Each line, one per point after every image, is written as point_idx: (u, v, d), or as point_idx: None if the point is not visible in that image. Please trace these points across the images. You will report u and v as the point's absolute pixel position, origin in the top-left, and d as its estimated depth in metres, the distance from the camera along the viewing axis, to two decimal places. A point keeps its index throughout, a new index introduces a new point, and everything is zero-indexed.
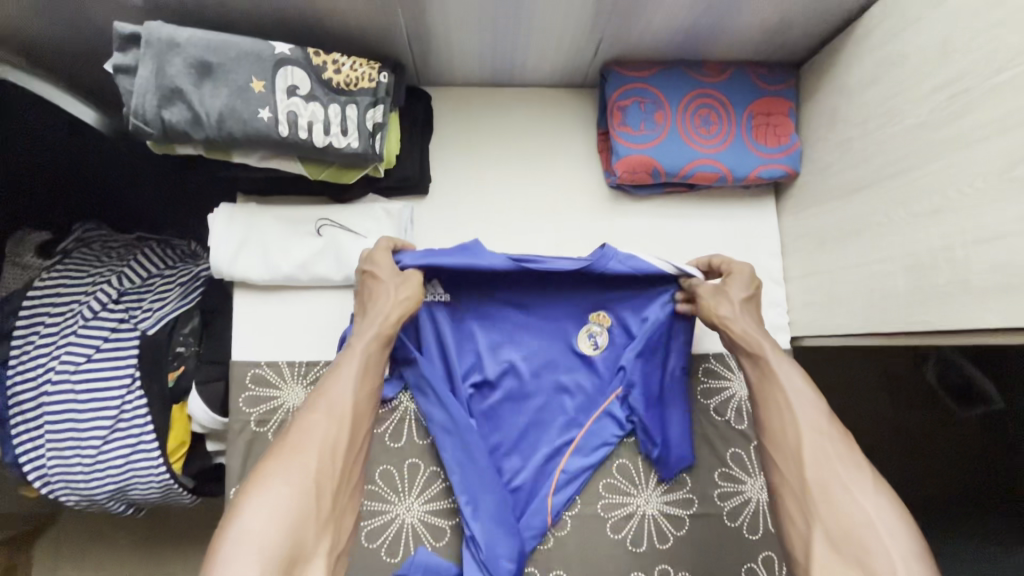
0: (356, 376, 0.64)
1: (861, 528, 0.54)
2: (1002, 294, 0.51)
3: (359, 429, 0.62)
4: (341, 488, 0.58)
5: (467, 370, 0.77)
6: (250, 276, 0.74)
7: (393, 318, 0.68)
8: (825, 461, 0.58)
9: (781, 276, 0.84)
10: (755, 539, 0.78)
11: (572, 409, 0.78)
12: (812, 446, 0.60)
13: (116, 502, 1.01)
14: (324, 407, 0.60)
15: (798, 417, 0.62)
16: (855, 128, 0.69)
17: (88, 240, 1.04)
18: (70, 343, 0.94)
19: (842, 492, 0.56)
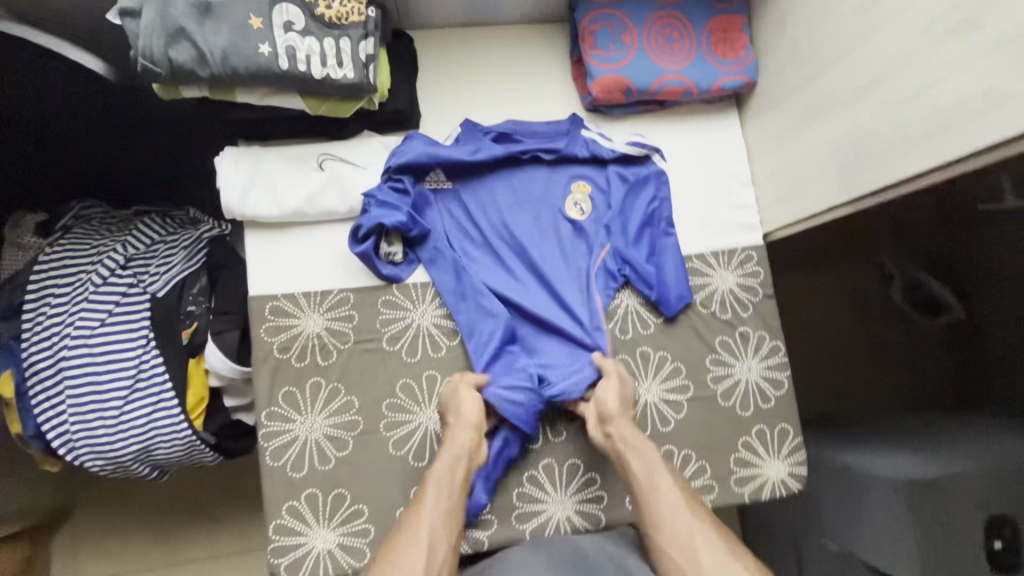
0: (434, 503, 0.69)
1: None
2: (935, 137, 0.60)
3: (443, 553, 0.66)
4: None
5: (469, 246, 0.86)
6: (260, 213, 0.79)
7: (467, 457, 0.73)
8: (717, 552, 0.66)
9: (750, 180, 0.92)
10: (748, 415, 0.86)
11: (569, 270, 0.86)
12: (702, 538, 0.67)
13: (141, 466, 1.05)
14: (412, 544, 0.65)
15: (684, 514, 0.69)
16: (802, 27, 0.77)
17: (88, 217, 1.07)
18: (82, 310, 0.97)
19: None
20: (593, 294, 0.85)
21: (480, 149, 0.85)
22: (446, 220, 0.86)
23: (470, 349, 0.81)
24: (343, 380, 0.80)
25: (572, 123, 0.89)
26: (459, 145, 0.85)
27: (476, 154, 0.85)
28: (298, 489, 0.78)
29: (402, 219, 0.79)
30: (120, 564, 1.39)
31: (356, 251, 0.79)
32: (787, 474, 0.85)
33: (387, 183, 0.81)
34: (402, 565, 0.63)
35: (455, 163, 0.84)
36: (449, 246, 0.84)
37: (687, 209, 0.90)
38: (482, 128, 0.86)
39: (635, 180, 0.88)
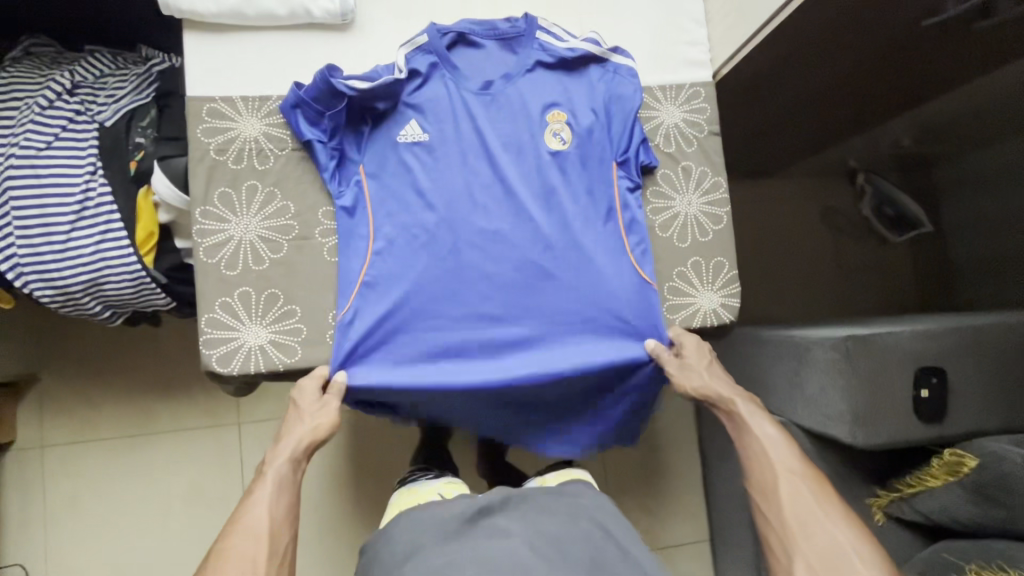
0: (270, 496, 0.66)
1: (841, 559, 0.61)
2: None
3: (283, 543, 0.63)
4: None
5: (436, 190, 0.82)
6: (198, 7, 0.78)
7: (304, 441, 0.72)
8: (816, 502, 0.66)
9: (703, 18, 0.91)
10: (684, 247, 0.87)
11: (549, 211, 0.83)
12: (788, 487, 0.67)
13: (92, 301, 1.05)
14: (241, 530, 0.62)
15: (775, 460, 0.70)
16: None
17: (39, 52, 1.05)
18: (27, 130, 0.95)
19: (818, 531, 0.64)
20: (575, 235, 0.83)
21: (440, 65, 0.83)
22: (408, 155, 0.82)
23: (435, 294, 0.80)
24: (281, 187, 0.80)
25: (523, 19, 0.85)
26: (420, 55, 0.82)
27: (436, 75, 0.83)
28: (231, 286, 0.78)
29: (330, 156, 0.80)
30: (84, 429, 1.47)
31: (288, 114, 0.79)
32: (718, 304, 0.87)
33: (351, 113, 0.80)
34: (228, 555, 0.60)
35: (416, 86, 0.83)
36: (408, 185, 0.82)
37: (635, 45, 0.89)
38: (441, 30, 0.82)
39: (602, 82, 0.85)
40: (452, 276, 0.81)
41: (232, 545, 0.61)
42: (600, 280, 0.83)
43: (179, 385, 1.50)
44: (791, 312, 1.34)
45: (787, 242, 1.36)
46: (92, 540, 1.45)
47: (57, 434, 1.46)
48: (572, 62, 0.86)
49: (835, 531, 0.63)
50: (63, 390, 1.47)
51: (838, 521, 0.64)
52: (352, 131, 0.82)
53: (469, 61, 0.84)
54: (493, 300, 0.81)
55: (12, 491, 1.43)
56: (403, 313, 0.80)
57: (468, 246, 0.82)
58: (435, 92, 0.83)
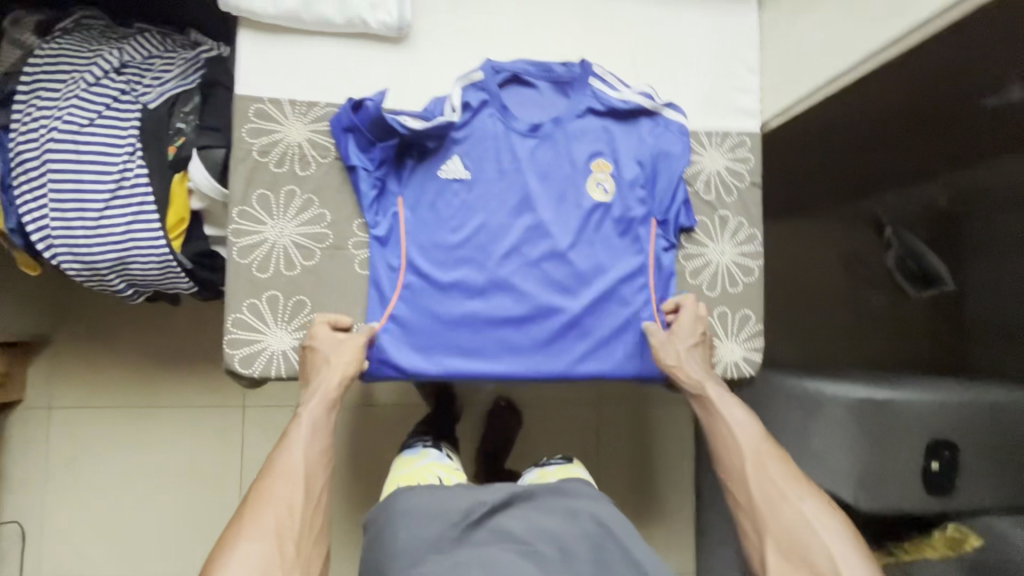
0: (306, 440, 0.70)
1: (802, 531, 0.64)
2: None
3: (318, 486, 0.68)
4: (307, 536, 0.64)
5: (472, 228, 0.82)
6: (258, 11, 0.78)
7: (335, 384, 0.74)
8: (778, 475, 0.69)
9: (757, 67, 0.90)
10: (713, 295, 0.87)
11: (582, 258, 0.84)
12: (753, 464, 0.71)
13: (116, 278, 1.06)
14: (280, 475, 0.67)
15: (742, 437, 0.73)
16: None
17: (88, 26, 1.05)
18: (73, 105, 0.96)
19: (784, 505, 0.67)
20: (604, 287, 0.84)
21: (490, 103, 0.83)
22: (448, 191, 0.82)
23: (462, 333, 0.82)
24: (319, 196, 0.80)
25: (578, 63, 0.85)
26: (473, 91, 0.82)
27: (485, 112, 0.83)
28: (260, 289, 0.79)
29: (372, 186, 0.80)
30: (92, 395, 1.49)
31: (340, 136, 0.79)
32: (740, 357, 0.86)
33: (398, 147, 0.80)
34: (269, 495, 0.65)
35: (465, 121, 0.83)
36: (445, 222, 0.82)
37: (686, 86, 0.88)
38: (495, 68, 0.83)
39: (652, 135, 0.85)
40: (478, 315, 0.82)
41: (273, 486, 0.65)
42: (624, 334, 0.84)
43: (187, 361, 1.52)
44: (809, 352, 1.32)
45: (807, 289, 1.35)
46: (88, 505, 1.47)
47: (65, 397, 1.48)
48: (624, 114, 0.86)
49: (803, 509, 0.66)
50: (72, 354, 1.48)
51: (798, 495, 0.67)
52: (395, 165, 0.82)
53: (520, 101, 0.85)
54: (516, 342, 0.83)
55: (15, 448, 1.45)
56: (430, 349, 0.81)
57: (498, 286, 0.83)
58: (483, 130, 0.83)
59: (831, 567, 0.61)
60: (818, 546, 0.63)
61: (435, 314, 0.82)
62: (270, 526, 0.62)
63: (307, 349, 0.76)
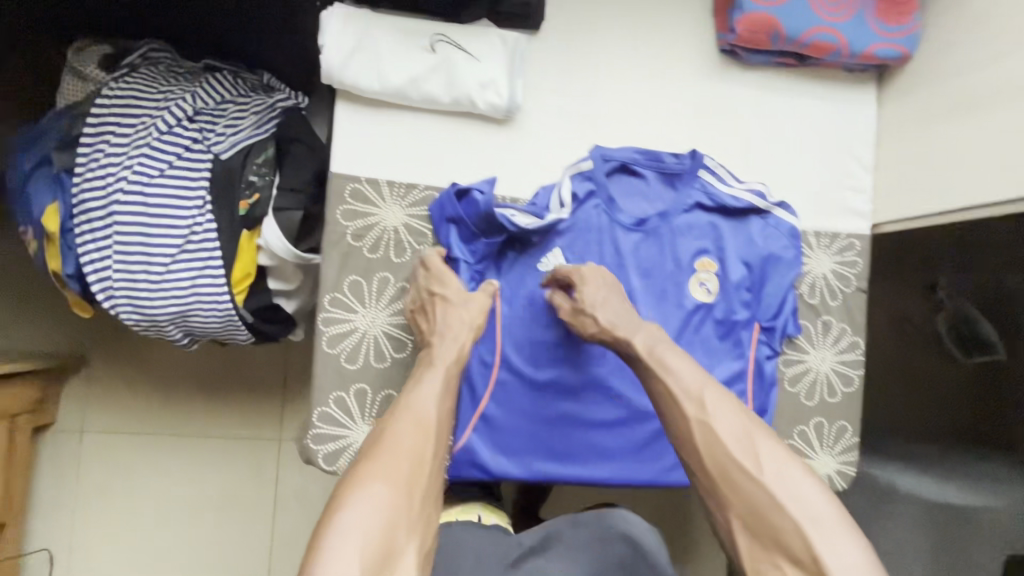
0: (437, 391, 0.66)
1: (769, 511, 0.57)
2: None
3: (443, 439, 0.64)
4: (429, 493, 0.60)
5: (569, 324, 0.79)
6: (360, 84, 0.72)
7: (466, 340, 0.70)
8: (730, 441, 0.60)
9: (871, 165, 0.86)
10: (810, 405, 0.83)
11: None
12: (703, 435, 0.61)
13: (174, 330, 1.01)
14: (409, 419, 0.63)
15: (688, 404, 0.63)
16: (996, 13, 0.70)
17: (156, 61, 0.99)
18: (143, 155, 0.90)
19: (751, 484, 0.58)
20: None
21: (596, 194, 0.79)
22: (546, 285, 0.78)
23: (551, 432, 0.78)
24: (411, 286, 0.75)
25: (688, 154, 0.81)
26: (580, 181, 0.78)
27: (589, 202, 0.79)
28: (348, 382, 0.75)
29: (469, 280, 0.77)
30: (123, 420, 1.44)
31: (440, 226, 0.76)
32: (834, 470, 0.83)
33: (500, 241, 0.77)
34: (396, 439, 0.61)
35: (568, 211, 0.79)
36: (541, 316, 0.78)
37: (798, 183, 0.84)
38: (605, 155, 0.78)
39: (762, 235, 0.81)
40: (569, 413, 0.79)
41: (403, 431, 0.61)
42: None
43: (223, 389, 1.48)
44: (886, 418, 1.21)
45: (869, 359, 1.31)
46: (115, 531, 1.43)
47: (97, 420, 1.44)
48: (733, 210, 0.81)
49: (779, 493, 0.57)
50: (102, 376, 1.44)
51: (759, 467, 0.59)
52: (494, 257, 0.78)
53: (626, 191, 0.80)
54: (605, 444, 0.79)
55: (44, 471, 1.41)
56: (520, 450, 0.78)
57: (591, 385, 0.79)
58: (586, 221, 0.79)
59: (808, 552, 0.54)
60: (795, 528, 0.55)
61: (525, 411, 0.78)
62: (398, 474, 0.59)
63: (434, 294, 0.71)
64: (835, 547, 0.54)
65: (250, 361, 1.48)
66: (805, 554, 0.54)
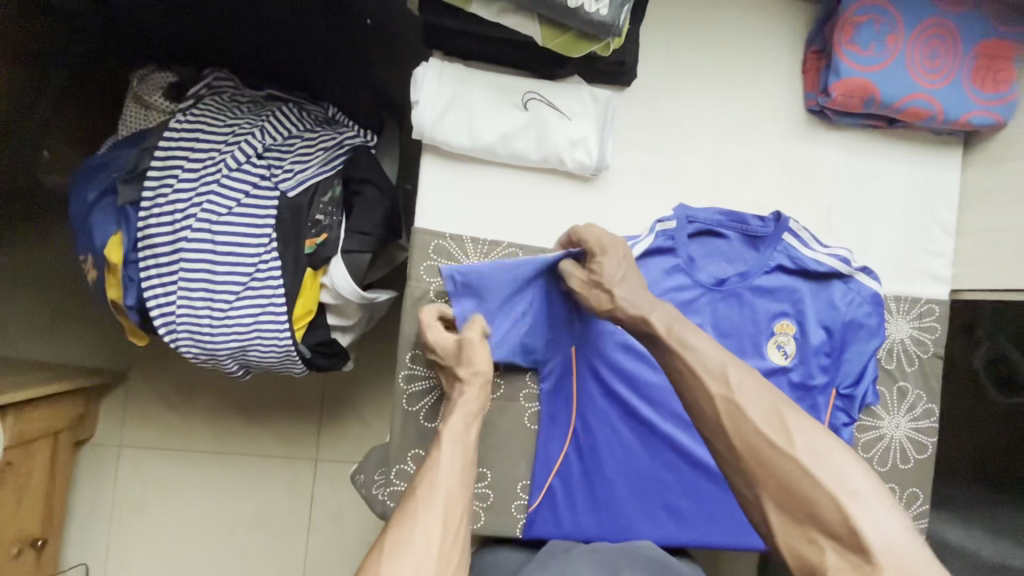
0: (446, 459, 0.65)
1: (802, 484, 0.52)
2: None
3: (458, 509, 0.62)
4: (445, 568, 0.57)
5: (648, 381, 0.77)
6: (451, 141, 0.71)
7: (472, 400, 0.70)
8: (756, 416, 0.56)
9: (954, 229, 0.85)
10: (882, 471, 0.83)
11: None
12: (728, 412, 0.57)
13: (232, 362, 1.00)
14: (420, 497, 0.61)
15: (708, 379, 0.59)
16: None
17: (220, 90, 0.97)
18: (211, 193, 0.89)
19: (778, 455, 0.54)
20: None
21: (678, 253, 0.77)
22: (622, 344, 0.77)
23: (625, 493, 0.77)
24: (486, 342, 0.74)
25: (772, 215, 0.80)
26: (665, 238, 0.76)
27: (671, 262, 0.78)
28: (426, 439, 0.75)
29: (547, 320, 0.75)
30: (161, 436, 1.42)
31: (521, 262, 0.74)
32: None
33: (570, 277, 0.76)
34: (409, 518, 0.59)
35: (648, 267, 0.77)
36: (618, 372, 0.77)
37: (879, 246, 0.83)
38: (690, 216, 0.77)
39: (844, 301, 0.80)
40: (642, 473, 0.77)
41: (412, 511, 0.60)
42: None
43: (260, 408, 1.44)
44: None
45: None
46: (149, 550, 1.41)
47: (134, 436, 1.41)
48: (814, 274, 0.80)
49: (808, 467, 0.52)
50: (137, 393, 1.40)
51: (789, 441, 0.54)
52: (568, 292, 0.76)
53: (709, 252, 0.79)
54: (678, 505, 0.78)
55: (82, 486, 1.40)
56: (592, 509, 0.76)
57: (666, 445, 0.78)
58: (664, 276, 0.78)
59: (846, 525, 0.49)
60: (831, 499, 0.51)
61: (598, 470, 0.76)
62: (409, 555, 0.56)
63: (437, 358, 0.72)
64: (878, 521, 0.49)
65: (289, 380, 1.45)
66: (843, 528, 0.49)
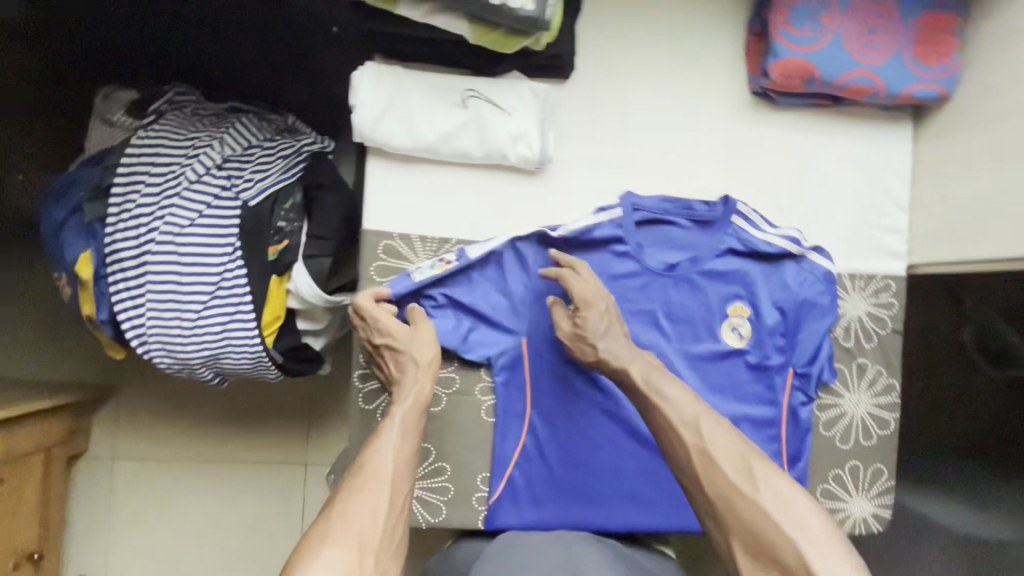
0: (394, 442, 0.66)
1: (768, 531, 0.56)
2: None
3: (402, 492, 0.64)
4: (386, 550, 0.59)
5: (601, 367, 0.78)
6: (392, 142, 0.72)
7: (424, 385, 0.70)
8: (727, 467, 0.59)
9: (907, 204, 0.85)
10: (845, 449, 0.83)
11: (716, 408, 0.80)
12: (701, 462, 0.61)
13: (206, 370, 1.02)
14: (367, 478, 0.62)
15: (683, 430, 0.63)
16: None
17: (182, 105, 0.99)
18: (173, 206, 0.91)
19: (745, 505, 0.58)
20: None
21: (627, 241, 0.78)
22: None
23: (585, 480, 0.78)
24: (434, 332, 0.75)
25: (721, 199, 0.80)
26: (611, 226, 0.77)
27: (620, 250, 0.78)
28: None
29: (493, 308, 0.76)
30: (155, 449, 1.44)
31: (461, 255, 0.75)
32: (871, 514, 0.83)
33: (517, 266, 0.77)
34: (353, 499, 0.61)
35: (597, 256, 0.78)
36: (571, 360, 0.78)
37: (832, 224, 0.83)
38: (635, 204, 0.78)
39: (796, 281, 0.80)
40: (601, 459, 0.78)
41: (358, 491, 0.61)
42: None
43: (249, 416, 1.46)
44: None
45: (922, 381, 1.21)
46: (148, 559, 1.43)
47: (128, 448, 1.44)
48: (766, 255, 0.80)
49: (772, 515, 0.56)
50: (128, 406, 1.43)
51: (755, 489, 0.58)
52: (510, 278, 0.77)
53: (659, 238, 0.80)
54: (638, 490, 0.79)
55: (80, 499, 1.43)
56: (553, 497, 0.78)
57: (623, 430, 0.78)
58: (611, 261, 0.78)
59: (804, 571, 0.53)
60: (791, 548, 0.54)
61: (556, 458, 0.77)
62: (351, 534, 0.58)
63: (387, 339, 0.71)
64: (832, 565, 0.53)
65: (276, 387, 1.47)
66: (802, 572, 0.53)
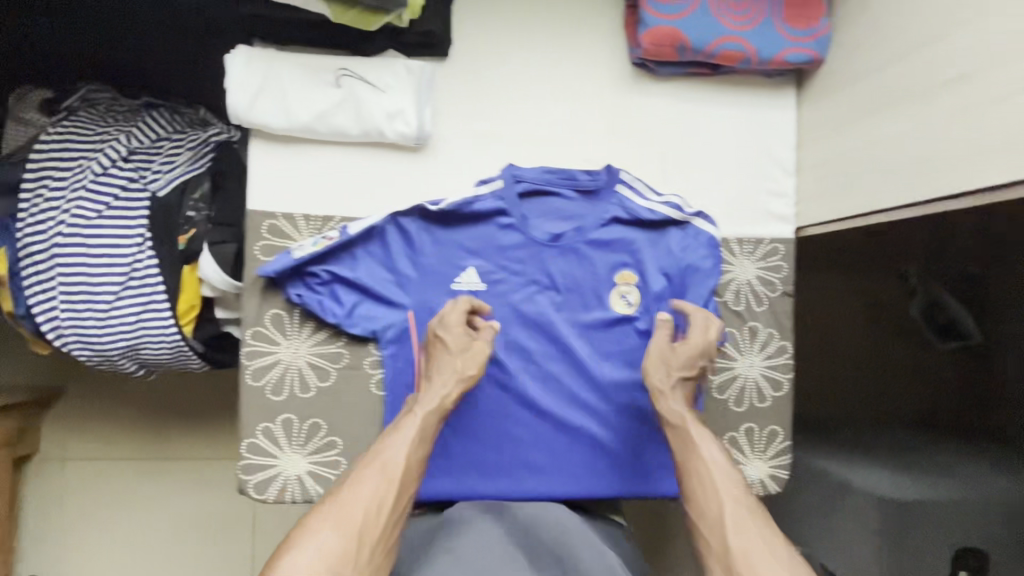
0: (411, 440, 0.67)
1: None
2: (991, 150, 0.59)
3: (410, 489, 0.65)
4: (381, 544, 0.61)
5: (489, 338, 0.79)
6: (267, 122, 0.74)
7: (449, 393, 0.71)
8: (754, 530, 0.61)
9: (794, 168, 0.86)
10: (740, 411, 0.84)
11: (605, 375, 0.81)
12: (731, 516, 0.63)
13: (128, 362, 1.02)
14: (378, 466, 0.64)
15: (722, 481, 0.65)
16: (891, 17, 0.71)
17: (95, 102, 1.01)
18: (80, 198, 0.93)
19: (759, 559, 0.59)
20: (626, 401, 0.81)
21: (509, 213, 0.79)
22: None
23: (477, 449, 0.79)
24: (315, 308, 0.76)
25: (604, 169, 0.82)
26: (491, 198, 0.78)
27: (502, 222, 0.79)
28: (275, 413, 0.77)
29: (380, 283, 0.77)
30: (102, 449, 1.44)
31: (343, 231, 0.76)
32: (769, 474, 0.84)
33: (401, 241, 0.78)
34: (357, 483, 0.63)
35: (480, 228, 0.79)
36: (459, 332, 0.79)
37: (719, 191, 0.85)
38: (516, 176, 0.79)
39: (680, 247, 0.81)
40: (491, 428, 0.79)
41: (367, 478, 0.63)
42: (648, 447, 0.81)
43: (197, 414, 1.45)
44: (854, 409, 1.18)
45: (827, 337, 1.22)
46: (98, 561, 1.42)
47: (77, 448, 1.43)
48: (651, 222, 0.82)
49: (780, 573, 0.58)
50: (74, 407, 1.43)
51: (776, 549, 0.60)
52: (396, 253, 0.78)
53: (543, 209, 0.81)
54: (531, 458, 0.80)
55: (28, 503, 1.41)
56: (446, 467, 0.79)
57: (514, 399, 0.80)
58: (495, 234, 0.80)
59: None
60: None
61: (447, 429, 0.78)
62: (352, 522, 0.60)
63: (434, 341, 0.73)
64: None
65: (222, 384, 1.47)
66: None
